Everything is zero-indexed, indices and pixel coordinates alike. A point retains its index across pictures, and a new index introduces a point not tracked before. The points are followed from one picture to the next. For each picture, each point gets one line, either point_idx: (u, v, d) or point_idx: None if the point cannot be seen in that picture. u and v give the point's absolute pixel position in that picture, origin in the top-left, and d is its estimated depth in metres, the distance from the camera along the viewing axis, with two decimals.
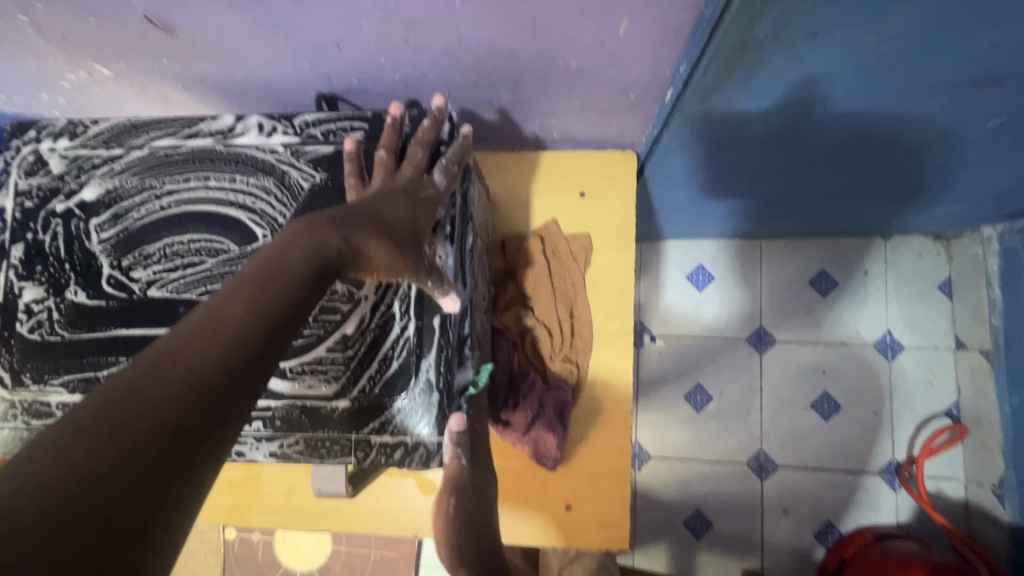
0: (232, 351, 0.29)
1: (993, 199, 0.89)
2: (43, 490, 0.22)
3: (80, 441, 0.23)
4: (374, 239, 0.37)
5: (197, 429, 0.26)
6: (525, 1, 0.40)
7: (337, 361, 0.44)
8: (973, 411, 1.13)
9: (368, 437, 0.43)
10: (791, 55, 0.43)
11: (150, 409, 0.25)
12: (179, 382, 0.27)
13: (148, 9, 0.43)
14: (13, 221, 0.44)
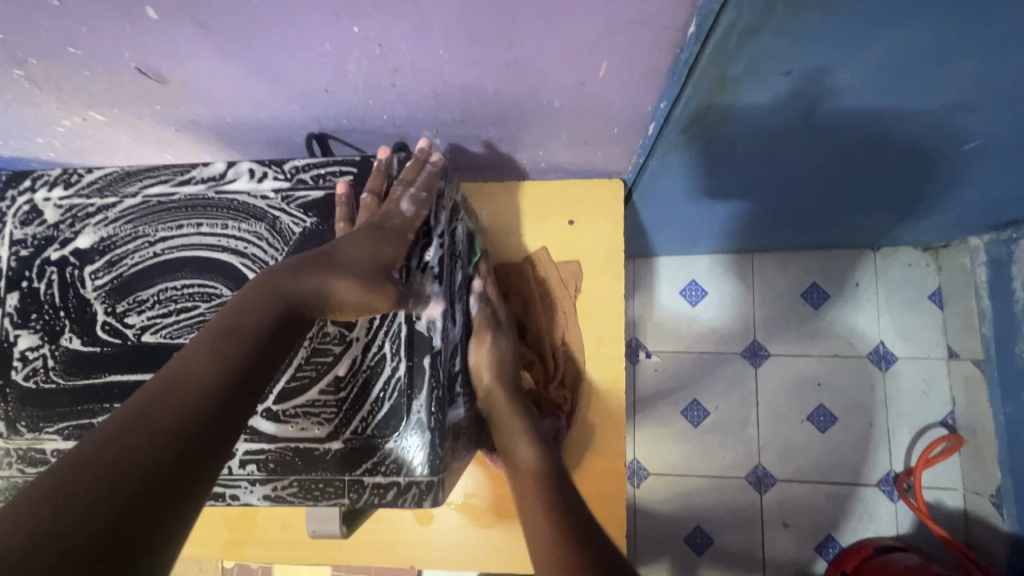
0: (202, 402, 0.31)
1: (977, 211, 0.90)
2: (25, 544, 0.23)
3: (56, 500, 0.25)
4: (343, 282, 0.39)
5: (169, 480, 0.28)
6: (507, 47, 0.41)
7: (329, 403, 0.44)
8: (968, 420, 1.14)
9: (361, 478, 0.43)
10: (765, 90, 0.45)
11: (121, 464, 0.27)
12: (149, 436, 0.28)
13: (140, 63, 0.44)
14: (8, 270, 0.45)
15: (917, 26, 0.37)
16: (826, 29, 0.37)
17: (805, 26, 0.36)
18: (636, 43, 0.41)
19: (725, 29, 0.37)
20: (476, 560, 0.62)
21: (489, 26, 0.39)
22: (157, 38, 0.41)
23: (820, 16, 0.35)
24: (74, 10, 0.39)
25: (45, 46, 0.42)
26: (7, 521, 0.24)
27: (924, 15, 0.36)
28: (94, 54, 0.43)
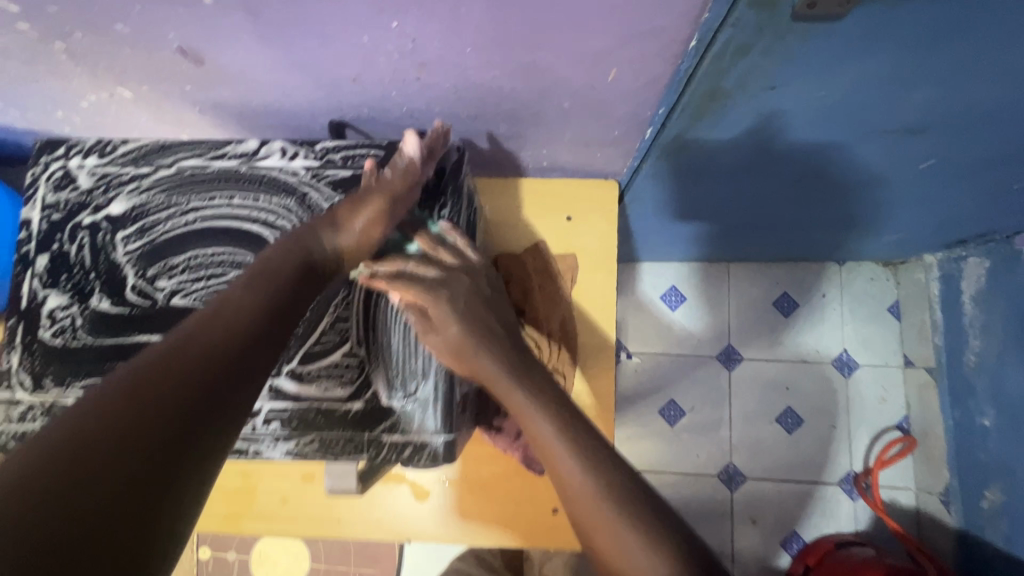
0: (231, 339, 0.37)
1: (931, 228, 0.99)
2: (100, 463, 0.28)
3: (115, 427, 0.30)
4: (343, 236, 0.45)
5: (206, 405, 0.33)
6: (529, 50, 0.46)
7: (351, 365, 0.49)
8: (921, 424, 1.22)
9: (379, 436, 0.48)
10: (752, 103, 0.51)
11: (163, 390, 0.32)
12: (191, 366, 0.34)
13: (182, 44, 0.47)
14: (39, 232, 0.47)
15: (884, 53, 0.43)
16: (808, 50, 0.42)
17: (791, 47, 0.42)
18: (645, 54, 0.46)
19: (722, 46, 0.42)
20: (468, 533, 0.65)
21: (516, 31, 0.43)
22: (204, 22, 0.44)
23: (804, 40, 0.41)
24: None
25: (94, 23, 0.45)
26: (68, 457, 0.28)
27: (889, 43, 0.42)
28: (141, 34, 0.46)
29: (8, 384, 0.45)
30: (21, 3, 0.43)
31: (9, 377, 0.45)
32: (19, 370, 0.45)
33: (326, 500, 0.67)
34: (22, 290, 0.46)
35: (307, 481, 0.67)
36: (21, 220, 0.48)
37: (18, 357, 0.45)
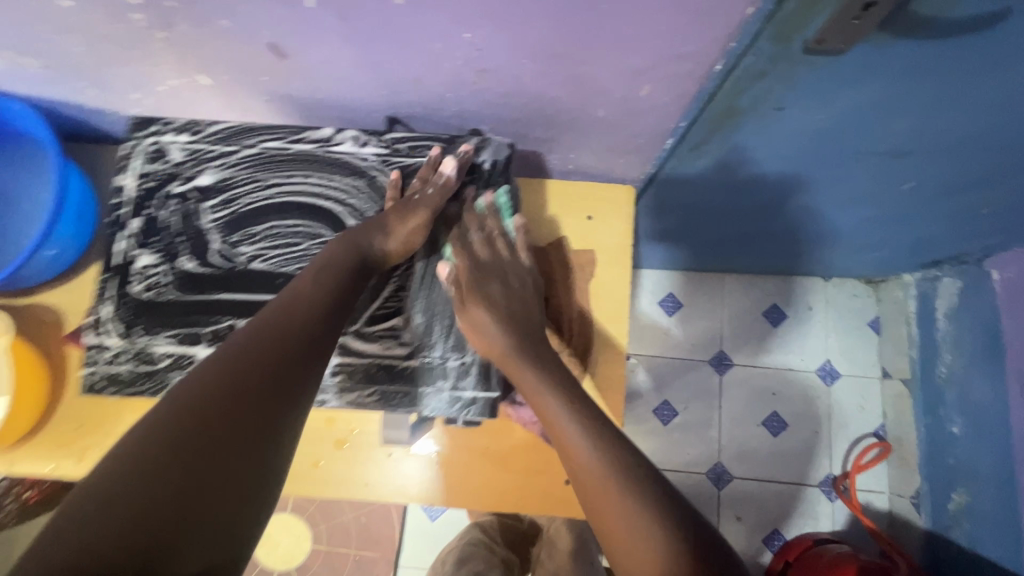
0: (287, 352, 0.45)
1: (910, 246, 1.09)
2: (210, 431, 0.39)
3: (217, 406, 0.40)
4: (389, 242, 0.53)
5: (266, 417, 0.42)
6: (578, 63, 0.53)
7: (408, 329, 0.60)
8: (896, 431, 1.31)
9: (430, 390, 0.58)
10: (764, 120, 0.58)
11: (234, 399, 0.41)
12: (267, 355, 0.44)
13: (273, 39, 0.53)
14: (133, 198, 0.53)
15: (879, 81, 0.51)
16: (817, 76, 0.50)
17: (803, 72, 0.50)
18: (678, 74, 0.53)
19: (745, 68, 0.50)
20: (486, 499, 0.71)
21: (571, 47, 0.50)
22: (299, 22, 0.50)
23: (814, 68, 0.49)
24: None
25: (201, 16, 0.51)
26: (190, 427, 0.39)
27: (884, 74, 0.50)
28: (240, 28, 0.52)
29: (98, 331, 0.51)
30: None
31: (101, 325, 0.51)
32: (111, 319, 0.50)
33: (356, 465, 0.72)
34: (115, 248, 0.52)
35: (339, 446, 0.72)
36: (116, 187, 0.53)
37: (110, 307, 0.51)
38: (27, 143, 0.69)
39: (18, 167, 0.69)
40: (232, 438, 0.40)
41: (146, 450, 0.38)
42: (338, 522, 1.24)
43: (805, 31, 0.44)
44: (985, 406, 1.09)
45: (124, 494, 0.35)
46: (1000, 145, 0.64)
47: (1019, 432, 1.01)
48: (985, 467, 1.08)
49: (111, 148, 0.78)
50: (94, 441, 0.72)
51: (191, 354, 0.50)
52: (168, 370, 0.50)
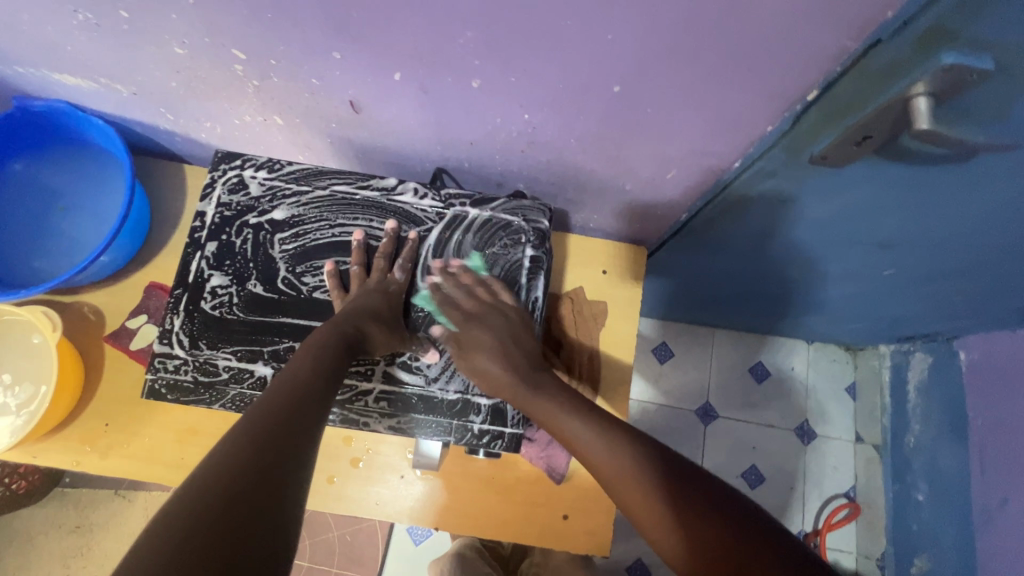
0: (282, 421, 0.47)
1: (887, 322, 1.18)
2: (248, 477, 0.42)
3: (249, 454, 0.43)
4: (377, 329, 0.57)
5: (274, 472, 0.43)
6: (618, 148, 0.61)
7: (447, 362, 0.61)
8: (865, 493, 1.39)
9: (467, 425, 0.60)
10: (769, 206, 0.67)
11: (241, 466, 0.42)
12: (280, 410, 0.48)
13: (354, 97, 0.60)
14: (212, 224, 0.59)
15: (871, 189, 0.60)
16: (820, 180, 0.59)
17: (809, 176, 0.58)
18: (704, 166, 0.61)
19: (760, 167, 0.58)
20: (489, 527, 0.76)
21: (617, 136, 0.58)
22: (383, 89, 0.57)
23: (819, 174, 0.58)
24: (341, 64, 0.54)
25: (297, 75, 0.57)
26: (230, 476, 0.41)
27: (876, 185, 0.59)
28: (328, 87, 0.59)
29: (166, 341, 0.56)
30: (249, 54, 0.55)
31: (170, 336, 0.56)
32: (179, 331, 0.56)
33: (368, 484, 0.76)
34: (190, 268, 0.57)
35: (353, 465, 0.77)
36: (196, 211, 0.59)
37: (180, 320, 0.56)
38: (101, 156, 0.76)
39: (86, 176, 0.76)
40: (254, 495, 0.41)
41: (190, 509, 0.39)
42: (321, 538, 1.26)
43: (813, 147, 0.52)
44: (949, 476, 1.17)
45: (175, 552, 0.36)
46: (969, 248, 0.73)
47: (979, 504, 1.09)
48: (947, 535, 1.15)
49: (170, 165, 0.84)
50: (117, 441, 0.75)
51: (249, 370, 0.56)
52: (227, 384, 0.55)
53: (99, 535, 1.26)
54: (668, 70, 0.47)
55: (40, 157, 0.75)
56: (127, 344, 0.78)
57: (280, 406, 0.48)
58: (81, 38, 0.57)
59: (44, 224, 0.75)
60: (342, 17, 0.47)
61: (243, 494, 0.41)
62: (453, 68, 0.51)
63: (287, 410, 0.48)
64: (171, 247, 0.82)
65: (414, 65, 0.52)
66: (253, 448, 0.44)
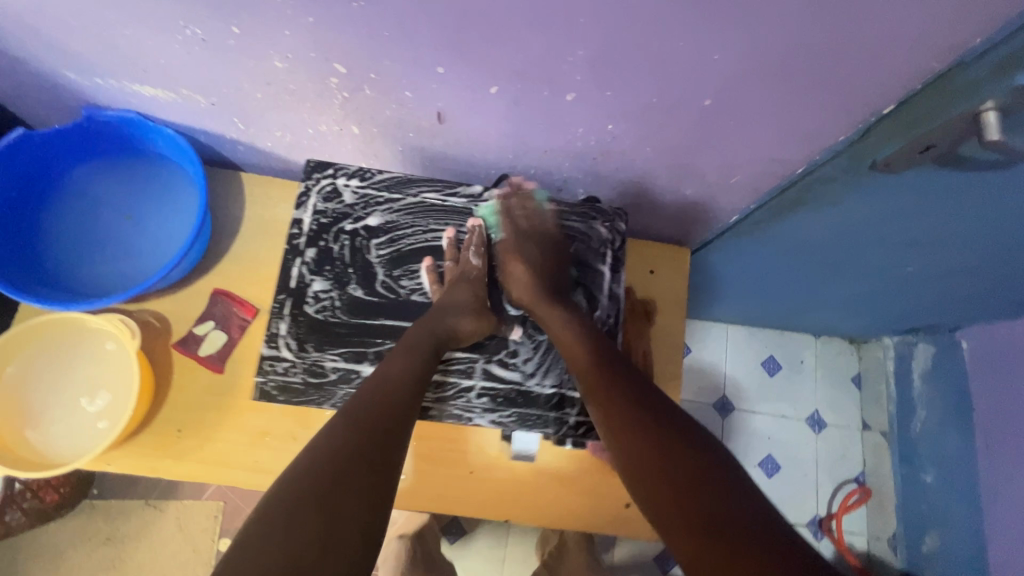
0: (383, 414, 0.51)
1: (897, 315, 1.26)
2: (347, 460, 0.47)
3: (350, 438, 0.48)
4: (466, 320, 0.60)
5: (375, 464, 0.47)
6: (689, 156, 0.65)
7: (540, 357, 0.65)
8: (874, 478, 1.46)
9: (563, 417, 0.65)
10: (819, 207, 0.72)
11: (345, 456, 0.47)
12: (382, 398, 0.53)
13: (442, 108, 0.63)
14: (309, 230, 0.61)
15: (918, 192, 0.65)
16: (874, 183, 0.64)
17: (865, 179, 0.63)
18: (769, 172, 0.66)
19: (822, 172, 0.63)
20: (556, 517, 0.79)
21: (693, 145, 0.62)
22: (475, 101, 0.60)
23: (875, 178, 0.63)
24: (442, 78, 0.57)
25: (391, 88, 0.60)
26: (332, 457, 0.47)
27: (923, 189, 0.64)
28: (419, 99, 0.61)
29: (273, 346, 0.59)
30: (349, 68, 0.57)
31: (277, 341, 0.58)
32: (287, 336, 0.58)
33: (439, 481, 0.78)
34: (292, 273, 0.60)
35: (422, 463, 0.79)
36: (292, 217, 0.62)
37: (286, 325, 0.59)
38: (165, 165, 0.78)
39: (154, 186, 0.77)
40: (352, 477, 0.46)
41: (295, 483, 0.45)
42: None
43: (877, 155, 0.57)
44: (955, 458, 1.25)
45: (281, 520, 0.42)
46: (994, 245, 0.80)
47: (986, 482, 1.16)
48: (955, 514, 1.23)
49: (228, 173, 0.85)
50: (191, 446, 0.76)
51: (356, 371, 0.59)
52: (337, 385, 0.58)
53: (133, 547, 1.25)
54: (762, 87, 0.51)
55: (105, 166, 0.77)
56: (196, 351, 0.79)
57: (380, 395, 0.53)
58: (180, 53, 0.59)
59: (112, 232, 0.76)
60: (457, 36, 0.50)
61: (341, 476, 0.46)
62: (552, 83, 0.55)
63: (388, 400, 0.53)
64: (233, 255, 0.83)
65: (514, 80, 0.56)
66: (355, 434, 0.49)
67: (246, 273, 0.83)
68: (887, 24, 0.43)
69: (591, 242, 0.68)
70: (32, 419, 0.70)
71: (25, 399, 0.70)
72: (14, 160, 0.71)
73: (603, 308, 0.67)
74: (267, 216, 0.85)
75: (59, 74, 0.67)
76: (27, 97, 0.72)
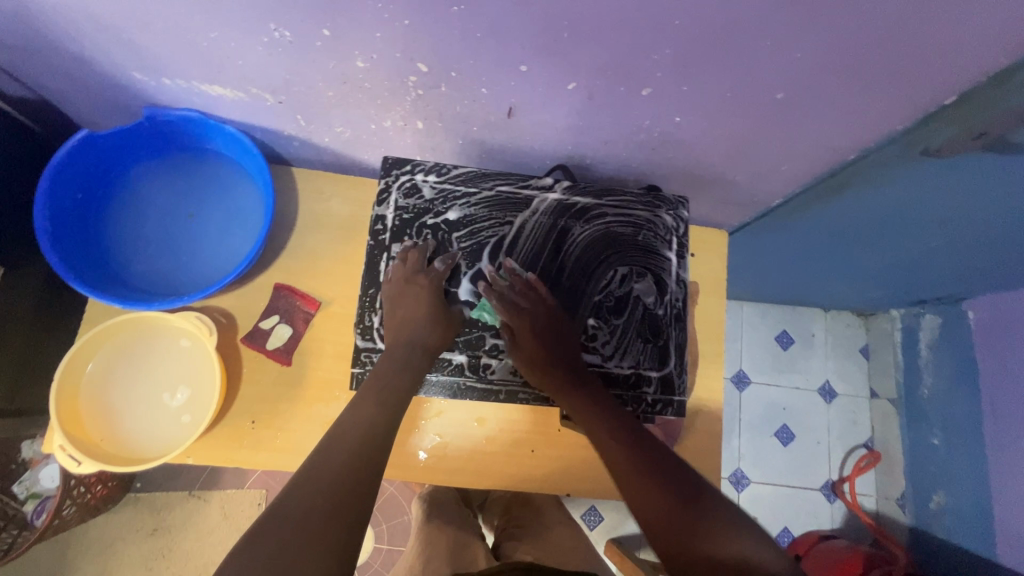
0: (352, 459, 0.57)
1: (908, 290, 1.31)
2: (343, 462, 0.56)
3: (345, 447, 0.57)
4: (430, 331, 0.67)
5: (343, 506, 0.52)
6: (747, 145, 0.68)
7: (617, 341, 0.72)
8: (883, 443, 1.54)
9: (641, 395, 0.72)
10: (862, 188, 0.76)
11: (311, 501, 0.51)
12: (369, 417, 0.61)
13: (514, 104, 0.65)
14: (396, 226, 0.72)
15: (960, 174, 0.69)
16: (920, 166, 0.68)
17: (913, 163, 0.67)
18: (822, 158, 0.69)
19: (873, 157, 0.67)
20: (621, 489, 0.85)
21: (755, 134, 0.66)
22: (550, 96, 0.62)
23: (922, 162, 0.67)
24: (523, 75, 0.59)
25: (469, 86, 0.62)
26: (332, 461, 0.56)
27: (963, 172, 0.68)
28: (494, 95, 0.63)
29: (371, 336, 0.69)
30: (430, 67, 0.59)
31: (376, 330, 0.69)
32: (382, 326, 0.69)
33: (507, 459, 0.83)
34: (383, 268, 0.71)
35: (488, 444, 0.83)
36: (379, 215, 0.72)
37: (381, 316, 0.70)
38: (222, 163, 0.79)
39: (213, 186, 0.79)
40: (348, 475, 0.55)
41: (305, 482, 0.53)
42: (397, 521, 1.30)
43: (929, 142, 0.61)
44: (961, 421, 1.33)
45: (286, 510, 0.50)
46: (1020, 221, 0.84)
47: (991, 442, 1.24)
48: (962, 474, 1.31)
49: (278, 168, 0.85)
50: (264, 438, 0.78)
51: (447, 357, 0.70)
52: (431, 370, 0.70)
53: (180, 536, 1.28)
54: (836, 81, 0.55)
55: (162, 164, 0.78)
56: (263, 345, 0.80)
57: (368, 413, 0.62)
58: (261, 54, 0.60)
59: (177, 232, 0.77)
60: (549, 37, 0.52)
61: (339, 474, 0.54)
62: (631, 79, 0.57)
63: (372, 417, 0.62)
64: (290, 250, 0.83)
65: (595, 76, 0.58)
66: (350, 445, 0.58)
67: (304, 267, 0.83)
68: (961, 27, 0.46)
69: (658, 230, 0.75)
70: (117, 416, 0.73)
71: (108, 396, 0.73)
72: (80, 162, 0.72)
73: (672, 292, 0.74)
74: (320, 210, 0.84)
75: (124, 74, 0.67)
76: (92, 97, 0.72)
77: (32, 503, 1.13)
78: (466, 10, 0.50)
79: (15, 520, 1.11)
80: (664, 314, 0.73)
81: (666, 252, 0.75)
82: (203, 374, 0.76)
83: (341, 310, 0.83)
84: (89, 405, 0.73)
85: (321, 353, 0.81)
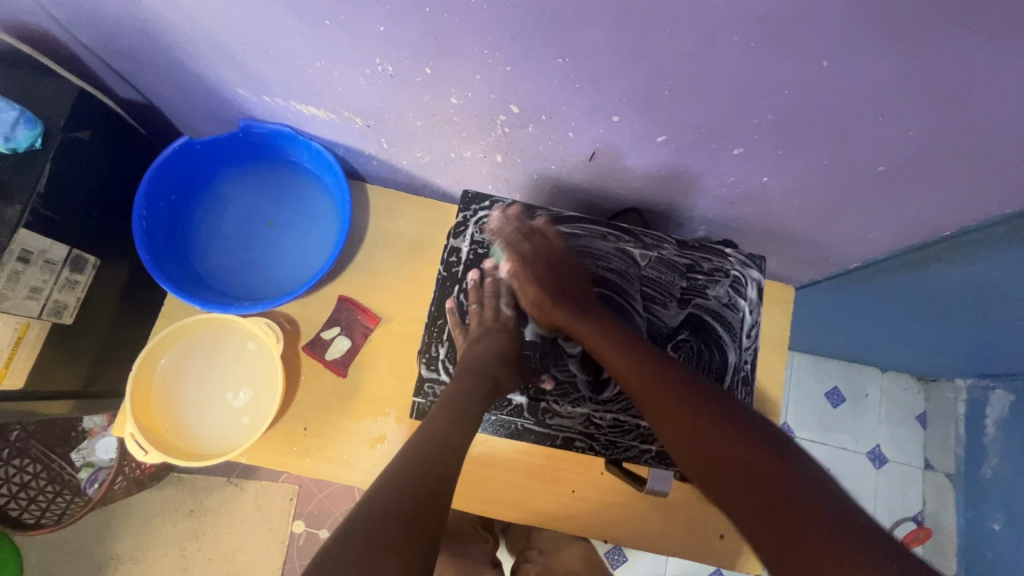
0: (421, 467, 0.54)
1: (980, 363, 1.22)
2: (405, 474, 0.53)
3: (407, 459, 0.55)
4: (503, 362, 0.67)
5: (417, 518, 0.49)
6: (833, 208, 0.66)
7: None
8: (935, 519, 1.44)
9: None
10: (954, 260, 0.72)
11: (380, 513, 0.48)
12: (434, 434, 0.59)
13: (598, 149, 0.65)
14: (469, 260, 0.74)
15: None
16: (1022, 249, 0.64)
17: (1015, 245, 0.63)
18: (915, 229, 0.66)
19: (972, 234, 0.63)
20: (662, 541, 0.83)
21: (846, 198, 0.63)
22: (638, 146, 0.62)
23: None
24: (613, 125, 0.59)
25: (558, 129, 0.62)
26: (395, 474, 0.53)
27: None
28: (580, 139, 0.63)
29: (435, 365, 0.71)
30: (523, 109, 0.60)
31: (439, 359, 0.72)
32: (446, 356, 0.72)
33: (548, 495, 0.82)
34: (452, 299, 0.73)
35: (529, 479, 0.82)
36: (455, 247, 0.74)
37: (446, 345, 0.72)
38: (302, 175, 0.83)
39: (293, 197, 0.82)
40: (410, 490, 0.51)
41: (368, 499, 0.50)
42: None
43: None
44: None
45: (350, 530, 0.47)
46: None
47: None
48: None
49: (354, 184, 0.87)
50: (315, 445, 0.79)
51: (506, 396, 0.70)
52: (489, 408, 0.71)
53: (213, 521, 1.32)
54: (945, 159, 0.53)
55: (248, 171, 0.82)
56: (322, 354, 0.81)
57: (431, 428, 0.59)
58: (361, 83, 0.62)
59: (255, 239, 0.81)
60: (649, 93, 0.52)
61: (401, 487, 0.51)
62: (726, 139, 0.57)
63: (433, 429, 0.59)
64: (357, 264, 0.85)
65: (687, 132, 0.57)
66: (411, 457, 0.55)
67: (369, 282, 0.85)
68: None
69: (733, 288, 0.73)
70: (184, 409, 0.77)
71: (177, 388, 0.77)
72: (177, 167, 0.76)
73: (742, 353, 0.72)
74: (389, 228, 0.86)
75: (230, 89, 0.71)
76: (196, 106, 0.77)
77: (87, 471, 1.20)
78: (570, 62, 0.50)
79: (71, 485, 1.19)
80: (730, 372, 0.71)
81: (739, 311, 0.72)
82: (264, 375, 0.80)
83: (400, 328, 0.84)
84: (160, 396, 0.76)
85: (376, 368, 0.82)
